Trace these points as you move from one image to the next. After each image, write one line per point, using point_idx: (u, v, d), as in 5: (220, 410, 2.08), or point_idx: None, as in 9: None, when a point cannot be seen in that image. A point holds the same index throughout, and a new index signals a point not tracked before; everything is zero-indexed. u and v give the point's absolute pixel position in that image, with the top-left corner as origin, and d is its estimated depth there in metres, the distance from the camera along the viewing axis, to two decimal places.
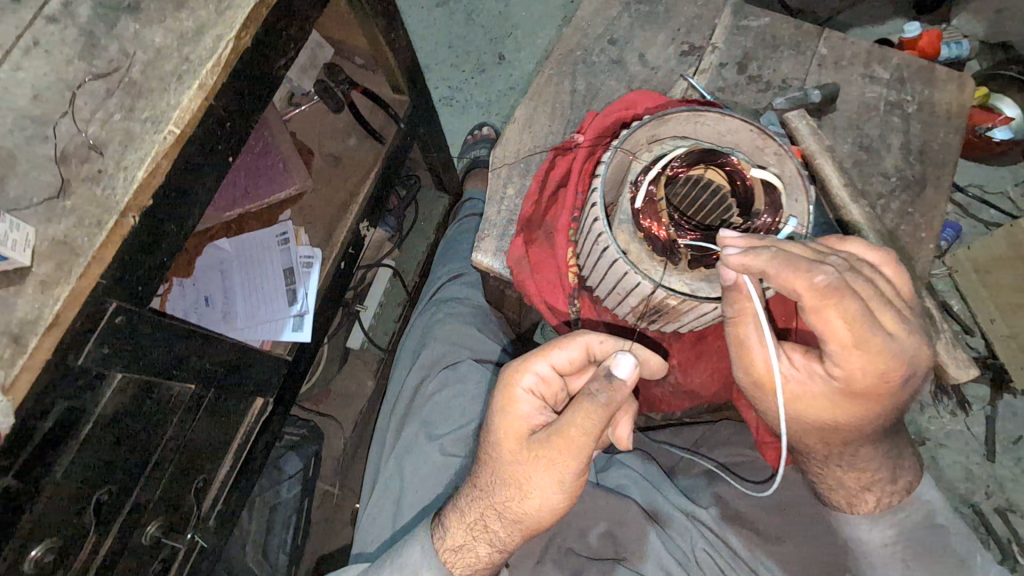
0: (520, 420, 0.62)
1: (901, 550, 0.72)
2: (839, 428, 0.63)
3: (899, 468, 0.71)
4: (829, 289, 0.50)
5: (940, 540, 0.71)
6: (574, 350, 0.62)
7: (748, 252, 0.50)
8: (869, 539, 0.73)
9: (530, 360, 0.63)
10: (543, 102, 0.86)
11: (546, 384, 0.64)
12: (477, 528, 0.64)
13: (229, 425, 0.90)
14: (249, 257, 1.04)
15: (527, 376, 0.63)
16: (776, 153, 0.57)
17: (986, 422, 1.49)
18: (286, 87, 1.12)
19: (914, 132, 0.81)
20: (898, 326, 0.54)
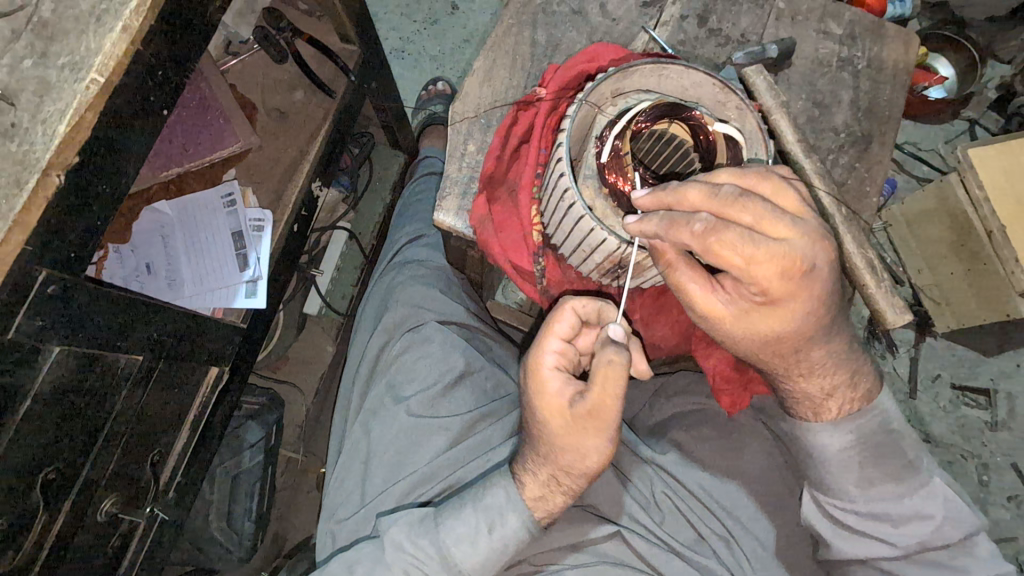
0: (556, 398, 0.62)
1: (856, 453, 0.72)
2: (783, 337, 0.60)
3: (854, 370, 0.71)
4: (711, 231, 0.51)
5: (894, 445, 0.72)
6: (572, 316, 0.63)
7: (643, 222, 0.53)
8: (828, 443, 0.73)
9: (540, 342, 0.64)
10: (502, 54, 0.83)
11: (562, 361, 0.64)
12: (550, 483, 0.67)
13: (183, 396, 0.86)
14: (194, 221, 0.98)
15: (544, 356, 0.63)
16: (738, 108, 0.58)
17: (911, 362, 1.63)
18: (222, 34, 1.05)
19: (864, 89, 0.84)
20: (781, 230, 0.52)
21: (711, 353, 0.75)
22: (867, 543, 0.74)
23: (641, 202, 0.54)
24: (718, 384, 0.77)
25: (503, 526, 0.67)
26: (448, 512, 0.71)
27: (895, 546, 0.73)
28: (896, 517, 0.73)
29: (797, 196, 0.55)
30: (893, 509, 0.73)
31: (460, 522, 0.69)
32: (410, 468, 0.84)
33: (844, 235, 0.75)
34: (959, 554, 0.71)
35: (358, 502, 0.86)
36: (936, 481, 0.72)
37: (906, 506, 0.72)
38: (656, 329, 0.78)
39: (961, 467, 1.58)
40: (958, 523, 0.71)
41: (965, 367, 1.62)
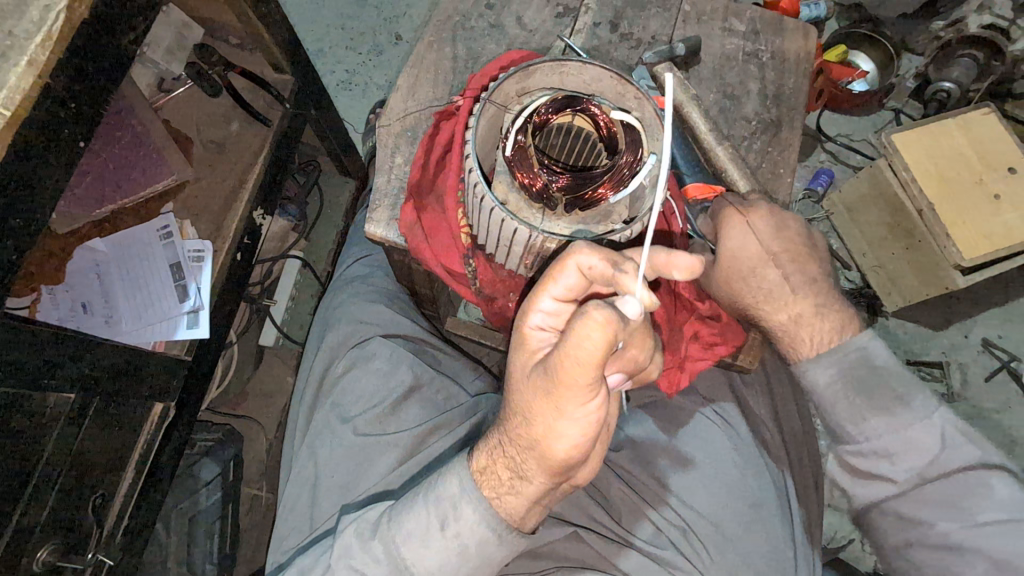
0: (534, 317, 0.59)
1: (842, 385, 0.75)
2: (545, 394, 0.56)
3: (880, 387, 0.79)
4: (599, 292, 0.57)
5: (879, 377, 0.73)
6: (582, 267, 0.55)
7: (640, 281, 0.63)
8: (816, 378, 0.76)
9: (538, 289, 0.58)
10: (425, 69, 0.85)
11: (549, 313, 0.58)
12: (496, 450, 0.64)
13: (125, 434, 0.84)
14: (130, 256, 0.97)
15: (542, 300, 0.59)
16: (636, 96, 0.60)
17: None
18: (153, 72, 1.04)
19: (769, 79, 0.89)
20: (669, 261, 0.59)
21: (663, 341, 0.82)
22: (877, 484, 0.73)
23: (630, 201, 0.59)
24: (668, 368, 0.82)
25: (456, 519, 0.64)
26: (401, 508, 0.68)
27: (894, 483, 0.72)
28: (892, 452, 0.72)
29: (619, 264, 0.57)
30: (889, 444, 0.72)
31: (412, 518, 0.66)
32: (362, 488, 0.83)
33: None
34: (959, 481, 0.68)
35: (310, 527, 0.84)
36: (930, 414, 0.71)
37: (902, 436, 0.71)
38: None
39: None
40: (955, 450, 0.69)
41: (918, 344, 1.68)
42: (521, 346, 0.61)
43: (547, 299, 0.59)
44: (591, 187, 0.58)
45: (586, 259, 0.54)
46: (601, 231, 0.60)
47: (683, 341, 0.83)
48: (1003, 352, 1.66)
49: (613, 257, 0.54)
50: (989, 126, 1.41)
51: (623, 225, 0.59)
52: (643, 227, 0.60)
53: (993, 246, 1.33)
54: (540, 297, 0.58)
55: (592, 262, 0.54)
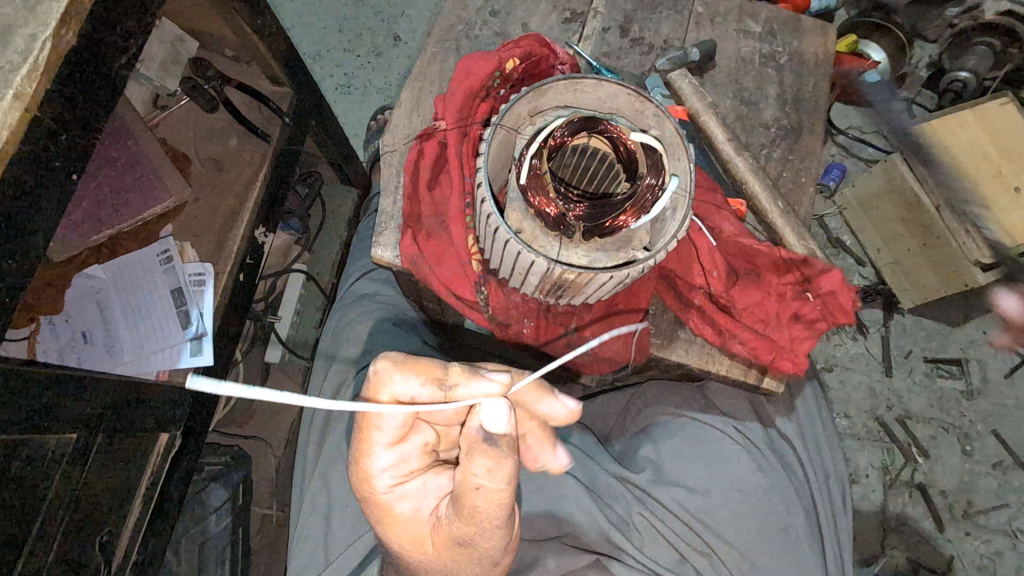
0: (379, 475, 0.58)
1: None
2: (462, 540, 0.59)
3: None
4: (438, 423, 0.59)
5: None
6: (399, 416, 0.55)
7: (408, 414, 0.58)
8: None
9: (365, 450, 0.57)
10: (428, 82, 0.82)
11: (403, 467, 0.59)
12: None
13: (130, 469, 0.82)
14: (129, 282, 0.95)
15: (376, 458, 0.57)
16: (655, 115, 0.58)
17: (883, 342, 1.63)
18: (147, 90, 1.02)
19: (788, 82, 0.85)
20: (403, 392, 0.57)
21: (735, 336, 0.71)
22: None
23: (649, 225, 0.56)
24: (761, 359, 0.71)
25: None
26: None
27: None
28: None
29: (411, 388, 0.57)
30: None
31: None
32: None
33: (782, 226, 0.75)
34: None
35: (325, 560, 0.82)
36: None
37: None
38: (608, 343, 0.73)
39: (944, 440, 1.58)
40: None
41: (936, 341, 1.64)
42: (384, 518, 0.61)
43: (388, 454, 0.58)
44: (611, 216, 0.55)
45: (403, 392, 0.56)
46: (621, 259, 0.56)
47: (781, 323, 0.70)
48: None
49: (421, 383, 0.56)
50: (1009, 117, 1.37)
51: (644, 253, 0.56)
52: (666, 253, 0.56)
53: None
54: (382, 455, 0.58)
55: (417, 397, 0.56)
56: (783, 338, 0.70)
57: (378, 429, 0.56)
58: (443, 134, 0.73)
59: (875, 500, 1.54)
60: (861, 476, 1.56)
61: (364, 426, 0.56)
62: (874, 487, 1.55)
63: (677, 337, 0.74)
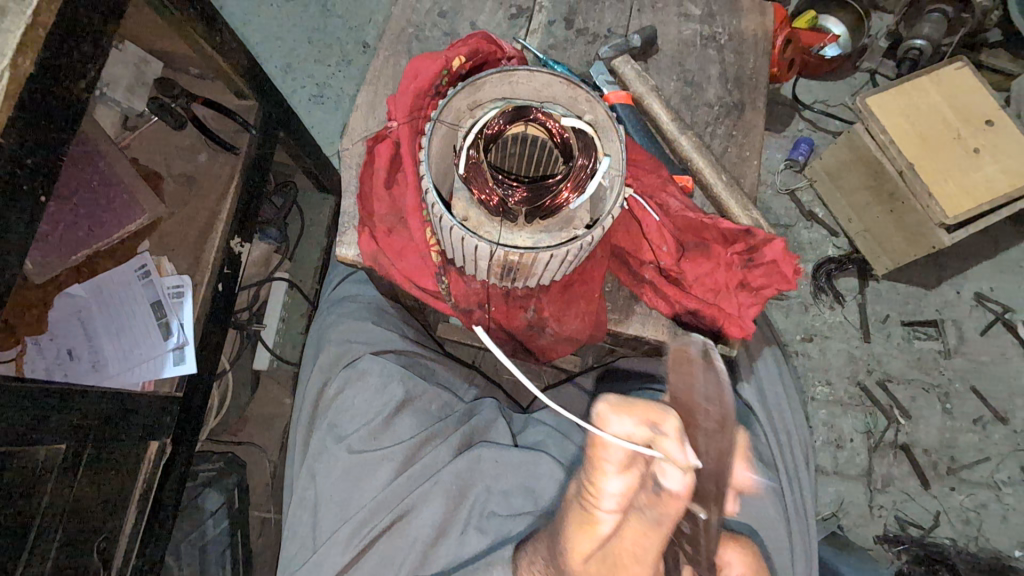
0: (607, 500, 0.67)
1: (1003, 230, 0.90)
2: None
3: None
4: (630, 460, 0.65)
5: None
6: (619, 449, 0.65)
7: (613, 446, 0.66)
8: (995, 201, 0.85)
9: (595, 475, 0.68)
10: (382, 85, 0.85)
11: (625, 496, 0.67)
12: None
13: (123, 477, 0.85)
14: (111, 300, 0.97)
15: (606, 482, 0.67)
16: (587, 99, 0.61)
17: (859, 309, 1.67)
18: (115, 110, 1.03)
19: (729, 62, 0.88)
20: (626, 424, 0.65)
21: (688, 309, 0.75)
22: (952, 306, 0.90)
23: (588, 203, 0.59)
24: (713, 325, 0.74)
25: None
26: None
27: None
28: None
29: (634, 428, 0.65)
30: None
31: None
32: (360, 505, 0.84)
33: (728, 200, 0.79)
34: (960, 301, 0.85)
35: (310, 549, 0.85)
36: None
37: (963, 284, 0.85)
38: (568, 322, 0.75)
39: (925, 400, 1.62)
40: None
41: (911, 304, 1.67)
42: (576, 525, 0.69)
43: (612, 479, 0.67)
44: (550, 196, 0.58)
45: (619, 430, 0.65)
46: (563, 238, 0.60)
47: (728, 289, 0.74)
48: (995, 305, 1.67)
49: (636, 425, 0.65)
50: (964, 79, 1.40)
51: (585, 230, 0.59)
52: (605, 229, 0.60)
53: (977, 201, 1.31)
54: (608, 480, 0.67)
55: (632, 434, 0.65)
56: (731, 305, 0.74)
57: (607, 458, 0.66)
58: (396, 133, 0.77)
59: (861, 463, 1.58)
60: (846, 440, 1.60)
61: (599, 448, 0.67)
62: (859, 450, 1.59)
63: (632, 311, 0.77)
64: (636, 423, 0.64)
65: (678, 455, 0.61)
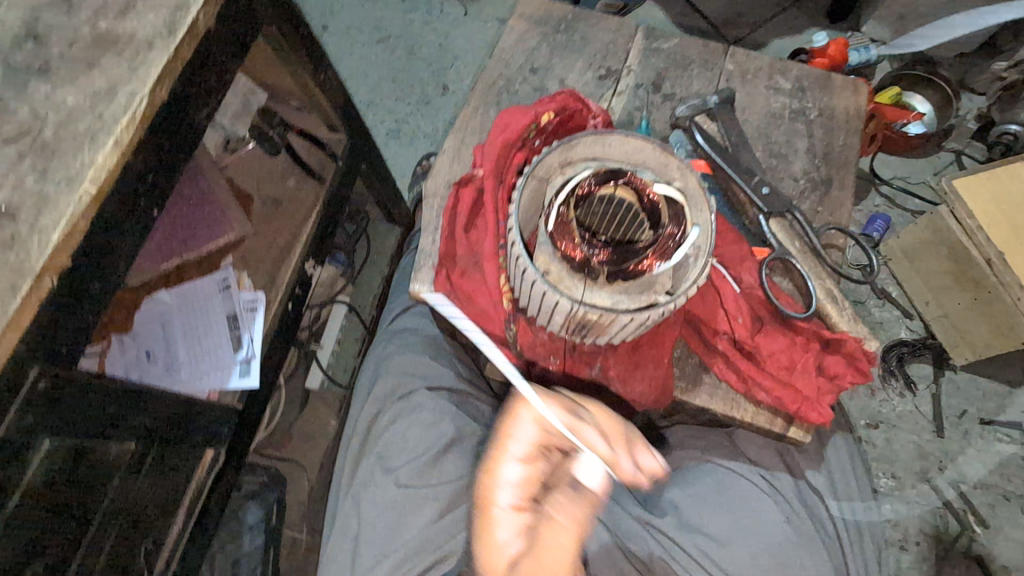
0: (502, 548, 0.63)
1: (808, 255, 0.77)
2: None
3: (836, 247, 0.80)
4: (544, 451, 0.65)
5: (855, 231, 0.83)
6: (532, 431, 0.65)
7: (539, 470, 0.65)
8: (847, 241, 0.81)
9: (498, 455, 0.65)
10: (469, 132, 0.89)
11: (554, 514, 0.65)
12: None
13: (177, 481, 0.87)
14: (192, 308, 1.04)
15: (506, 468, 0.64)
16: (678, 168, 0.62)
17: (934, 400, 1.55)
18: (218, 133, 1.11)
19: (817, 137, 0.87)
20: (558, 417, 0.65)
21: (761, 387, 0.72)
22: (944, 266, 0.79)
23: (670, 269, 0.58)
24: (788, 407, 0.71)
25: None
26: None
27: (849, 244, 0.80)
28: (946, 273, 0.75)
29: (591, 434, 0.65)
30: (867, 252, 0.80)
31: None
32: (404, 541, 0.83)
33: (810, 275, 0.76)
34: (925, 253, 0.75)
35: None
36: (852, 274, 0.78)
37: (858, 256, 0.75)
38: (634, 386, 0.73)
39: (1005, 510, 1.47)
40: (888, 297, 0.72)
41: (991, 401, 1.55)
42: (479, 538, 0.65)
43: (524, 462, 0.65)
44: (634, 261, 0.59)
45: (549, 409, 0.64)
46: (643, 302, 0.59)
47: (807, 370, 0.71)
48: None
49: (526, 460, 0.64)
50: None
51: (666, 298, 0.59)
52: (687, 298, 0.59)
53: None
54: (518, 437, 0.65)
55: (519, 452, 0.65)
56: (808, 386, 0.71)
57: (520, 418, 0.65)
58: (481, 180, 0.79)
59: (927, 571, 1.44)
60: (910, 542, 1.46)
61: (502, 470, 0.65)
62: (925, 556, 1.45)
63: (700, 381, 0.74)
64: (566, 413, 0.65)
65: (600, 445, 0.64)
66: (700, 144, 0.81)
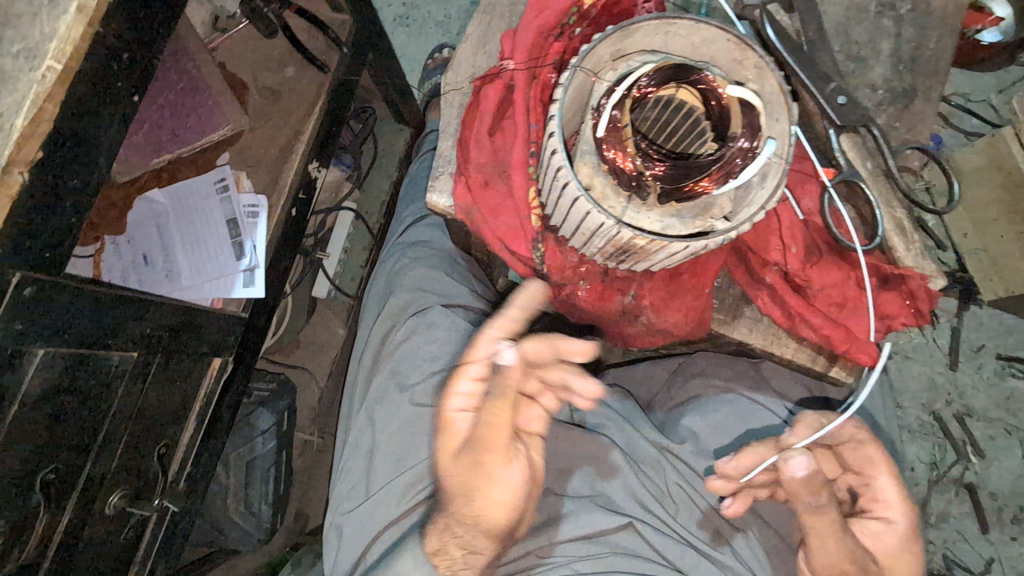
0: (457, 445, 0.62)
1: None
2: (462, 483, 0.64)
3: None
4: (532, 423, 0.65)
5: None
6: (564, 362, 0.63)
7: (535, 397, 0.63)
8: None
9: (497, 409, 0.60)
10: (497, 15, 0.75)
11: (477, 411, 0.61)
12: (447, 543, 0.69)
13: (186, 388, 0.85)
14: (189, 211, 0.96)
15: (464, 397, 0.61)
16: (756, 66, 0.51)
17: (952, 333, 1.46)
18: (207, 8, 0.98)
19: (906, 37, 0.74)
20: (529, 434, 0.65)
21: (805, 322, 0.67)
22: None
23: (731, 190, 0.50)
24: (832, 343, 0.67)
25: None
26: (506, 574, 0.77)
27: None
28: None
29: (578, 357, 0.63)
30: None
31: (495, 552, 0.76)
32: (418, 459, 0.83)
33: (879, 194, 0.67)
34: None
35: (362, 494, 0.85)
36: None
37: None
38: (670, 316, 0.70)
39: (1005, 441, 1.44)
40: None
41: (1014, 337, 1.45)
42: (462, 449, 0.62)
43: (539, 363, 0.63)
44: (693, 179, 0.50)
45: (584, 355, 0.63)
46: (698, 228, 0.52)
47: (859, 310, 0.66)
48: None
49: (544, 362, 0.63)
50: None
51: (725, 224, 0.51)
52: (750, 226, 0.51)
53: None
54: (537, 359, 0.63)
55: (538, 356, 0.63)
56: (860, 327, 0.66)
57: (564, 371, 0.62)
58: (511, 74, 0.68)
59: (917, 493, 1.43)
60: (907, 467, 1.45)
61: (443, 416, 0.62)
62: (918, 481, 1.44)
63: (741, 313, 0.71)
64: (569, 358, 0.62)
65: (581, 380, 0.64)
66: (770, 40, 0.68)
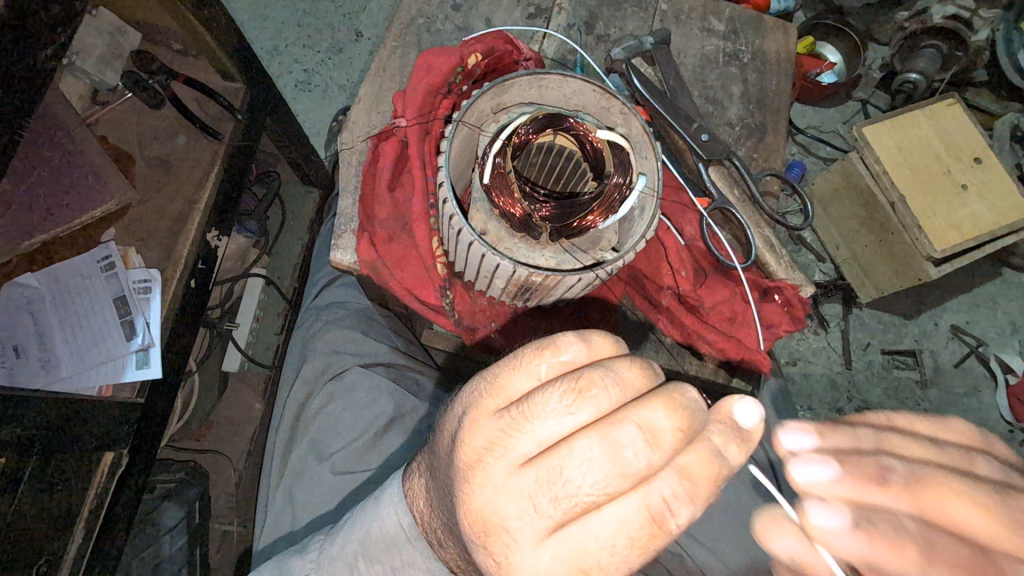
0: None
1: None
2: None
3: None
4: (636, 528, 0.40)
5: None
6: (674, 478, 0.38)
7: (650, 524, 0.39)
8: None
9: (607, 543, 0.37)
10: (389, 77, 0.79)
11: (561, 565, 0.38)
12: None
13: (73, 492, 0.76)
14: (67, 293, 0.90)
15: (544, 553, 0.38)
16: (622, 112, 0.57)
17: (842, 335, 1.61)
18: (85, 83, 0.94)
19: (751, 81, 0.85)
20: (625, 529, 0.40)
21: (702, 337, 0.74)
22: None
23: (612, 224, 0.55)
24: (729, 353, 0.74)
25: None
26: None
27: None
28: None
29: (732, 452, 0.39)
30: None
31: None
32: None
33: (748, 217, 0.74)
34: None
35: None
36: None
37: None
38: None
39: None
40: None
41: (891, 333, 1.62)
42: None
43: (559, 395, 0.39)
44: (579, 215, 0.54)
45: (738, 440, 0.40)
46: (589, 261, 0.55)
47: (748, 322, 0.74)
48: (971, 338, 1.62)
49: (577, 402, 0.39)
50: (954, 117, 1.32)
51: (613, 254, 0.55)
52: (635, 253, 0.55)
53: (965, 236, 1.23)
54: (575, 451, 0.37)
55: (606, 486, 0.37)
56: (749, 336, 0.74)
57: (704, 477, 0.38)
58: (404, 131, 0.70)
59: None
60: None
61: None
62: None
63: (646, 338, 0.77)
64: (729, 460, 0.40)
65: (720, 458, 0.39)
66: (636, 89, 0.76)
